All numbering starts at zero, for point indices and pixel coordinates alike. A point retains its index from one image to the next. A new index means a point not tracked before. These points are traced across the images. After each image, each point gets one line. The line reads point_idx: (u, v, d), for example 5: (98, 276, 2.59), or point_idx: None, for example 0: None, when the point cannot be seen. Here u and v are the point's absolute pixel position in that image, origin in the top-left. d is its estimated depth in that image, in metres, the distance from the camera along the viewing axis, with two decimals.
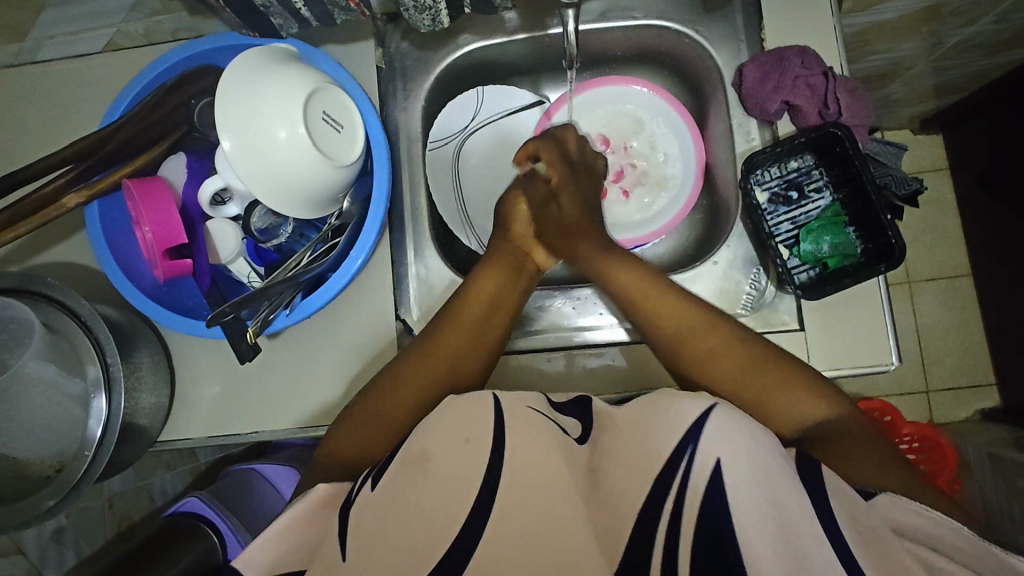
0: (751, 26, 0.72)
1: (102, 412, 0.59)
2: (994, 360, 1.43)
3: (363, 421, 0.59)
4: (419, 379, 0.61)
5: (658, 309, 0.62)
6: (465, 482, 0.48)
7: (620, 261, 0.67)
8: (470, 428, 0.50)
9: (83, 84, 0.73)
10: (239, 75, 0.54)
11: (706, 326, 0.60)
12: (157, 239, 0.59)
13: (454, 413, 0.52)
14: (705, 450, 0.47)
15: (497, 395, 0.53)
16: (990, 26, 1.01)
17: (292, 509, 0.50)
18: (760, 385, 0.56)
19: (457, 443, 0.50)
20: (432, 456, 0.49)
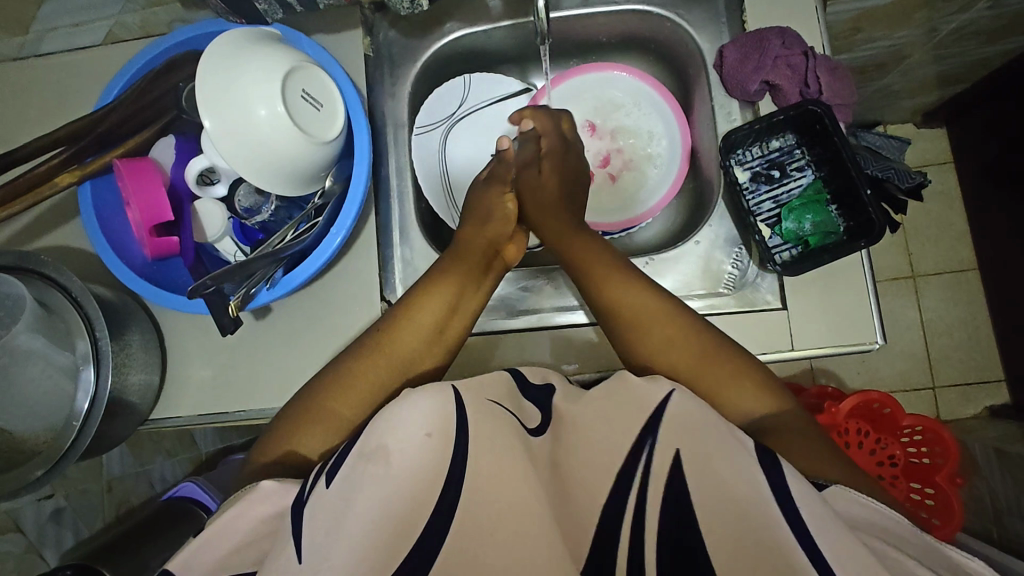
0: (732, 10, 0.73)
1: (90, 386, 0.61)
2: (1002, 356, 1.40)
3: (328, 407, 0.61)
4: (380, 369, 0.63)
5: (623, 294, 0.64)
6: (426, 483, 0.48)
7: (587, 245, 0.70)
8: (433, 423, 0.50)
9: (81, 74, 0.76)
10: (219, 54, 0.56)
11: (663, 321, 0.62)
12: (144, 218, 0.61)
13: (412, 406, 0.50)
14: (659, 442, 0.50)
15: (457, 387, 0.53)
16: (985, 12, 1.00)
17: (239, 505, 0.51)
18: (709, 379, 0.59)
19: (416, 438, 0.49)
20: (390, 454, 0.49)
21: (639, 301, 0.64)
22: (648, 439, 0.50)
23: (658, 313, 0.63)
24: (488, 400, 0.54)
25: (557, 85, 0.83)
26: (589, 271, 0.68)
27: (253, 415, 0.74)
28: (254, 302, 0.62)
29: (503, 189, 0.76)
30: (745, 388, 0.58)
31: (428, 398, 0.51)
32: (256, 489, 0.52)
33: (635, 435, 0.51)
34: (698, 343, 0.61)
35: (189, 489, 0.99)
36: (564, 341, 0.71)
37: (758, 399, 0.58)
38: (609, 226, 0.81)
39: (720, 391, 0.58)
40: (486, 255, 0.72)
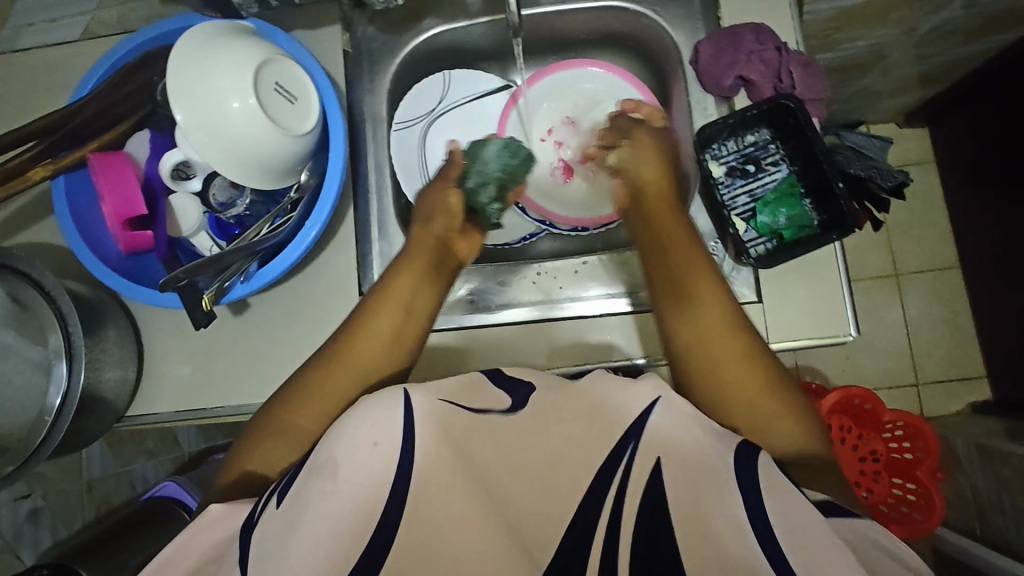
0: (708, 6, 0.74)
1: (63, 380, 0.60)
2: (983, 353, 1.42)
3: (290, 423, 0.60)
4: (340, 377, 0.62)
5: (698, 296, 0.62)
6: (369, 496, 0.48)
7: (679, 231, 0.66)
8: (379, 431, 0.49)
9: (58, 71, 0.75)
10: (191, 46, 0.56)
11: (731, 335, 0.60)
12: (116, 212, 0.61)
13: (362, 412, 0.50)
14: (641, 447, 0.51)
15: (407, 389, 0.51)
16: (961, 12, 1.02)
17: (189, 531, 0.50)
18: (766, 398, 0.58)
19: (366, 449, 0.48)
20: (340, 465, 0.48)
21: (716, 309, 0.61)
22: (630, 443, 0.51)
23: (743, 336, 0.60)
24: (438, 397, 0.52)
25: (532, 84, 0.84)
26: (685, 273, 0.63)
27: (234, 412, 0.73)
28: (228, 296, 0.62)
29: (444, 187, 0.71)
30: (792, 418, 0.58)
31: (382, 407, 0.50)
32: (205, 512, 0.51)
33: (618, 438, 0.51)
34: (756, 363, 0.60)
35: (169, 489, 0.98)
36: (548, 336, 0.71)
37: (799, 435, 0.58)
38: (588, 221, 0.82)
39: (770, 413, 0.58)
40: (440, 254, 0.69)
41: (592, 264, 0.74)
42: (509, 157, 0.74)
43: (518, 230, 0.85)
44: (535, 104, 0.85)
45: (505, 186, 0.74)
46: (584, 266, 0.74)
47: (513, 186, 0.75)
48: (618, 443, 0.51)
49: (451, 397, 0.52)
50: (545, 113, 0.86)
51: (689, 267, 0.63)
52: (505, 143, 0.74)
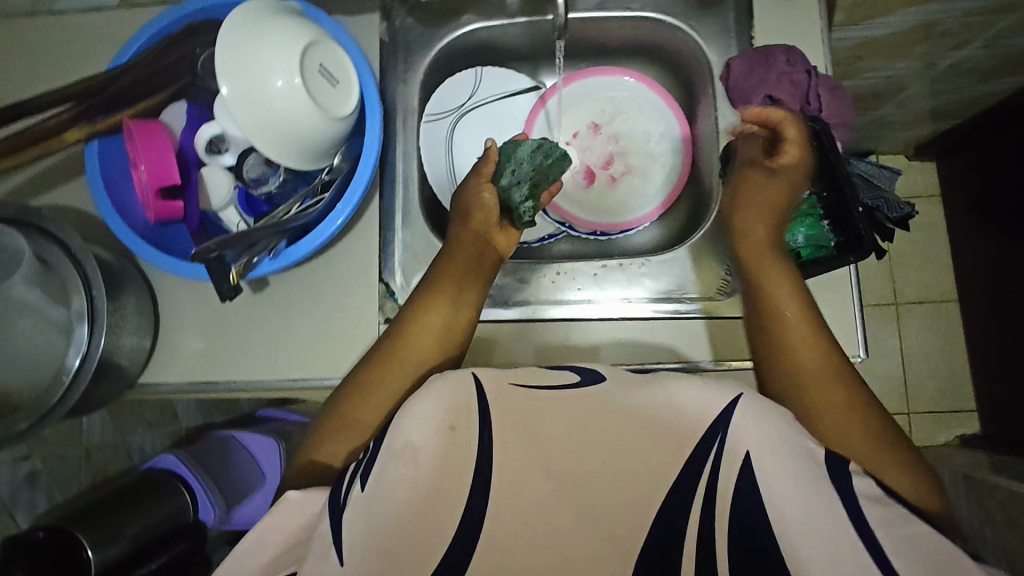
0: (742, 24, 0.75)
1: (83, 342, 0.61)
2: (975, 387, 1.44)
3: (347, 415, 0.61)
4: (399, 370, 0.63)
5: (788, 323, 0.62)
6: (457, 471, 0.54)
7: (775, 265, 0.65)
8: (456, 417, 0.53)
9: (95, 37, 0.76)
10: (239, 20, 0.57)
11: (821, 360, 0.60)
12: (150, 178, 0.61)
13: (433, 396, 0.52)
14: (731, 438, 0.51)
15: (475, 373, 0.54)
16: (980, 50, 1.04)
17: (268, 517, 0.51)
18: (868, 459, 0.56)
19: (443, 431, 0.53)
20: (420, 452, 0.52)
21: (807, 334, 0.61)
22: (718, 433, 0.52)
23: (835, 361, 0.60)
24: (508, 382, 0.54)
25: (569, 83, 0.85)
26: (790, 338, 0.61)
27: (253, 388, 0.73)
28: (255, 271, 0.62)
29: (478, 181, 0.72)
30: (899, 473, 0.55)
31: (449, 393, 0.53)
32: (284, 499, 0.51)
33: (705, 430, 0.52)
34: (846, 388, 0.59)
35: (168, 463, 1.00)
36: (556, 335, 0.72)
37: (906, 475, 0.55)
38: (608, 226, 0.83)
39: (877, 471, 0.55)
40: (480, 247, 0.70)
41: (614, 268, 0.75)
42: (542, 157, 0.75)
43: (536, 231, 0.85)
44: (563, 108, 0.86)
45: (537, 185, 0.75)
46: (605, 270, 0.75)
47: (546, 185, 0.76)
48: (707, 432, 0.52)
49: (516, 378, 0.54)
50: (572, 116, 0.86)
51: (778, 293, 0.63)
52: (539, 143, 0.75)
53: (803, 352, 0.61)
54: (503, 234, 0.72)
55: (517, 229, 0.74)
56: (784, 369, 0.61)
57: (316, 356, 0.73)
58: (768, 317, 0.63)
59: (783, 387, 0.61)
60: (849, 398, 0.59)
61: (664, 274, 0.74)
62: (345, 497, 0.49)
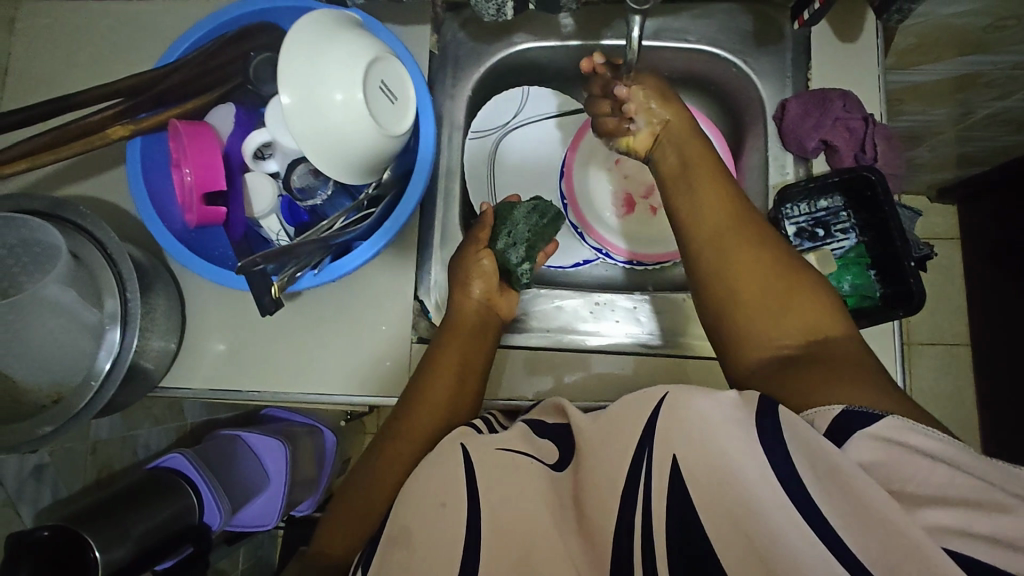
0: (799, 65, 0.75)
1: (115, 345, 0.59)
2: (983, 435, 1.39)
3: (350, 504, 0.59)
4: (401, 453, 0.60)
5: (694, 227, 0.61)
6: (449, 550, 0.47)
7: (691, 177, 0.64)
8: (446, 491, 0.49)
9: (143, 28, 0.74)
10: (304, 31, 0.55)
11: (732, 253, 0.58)
12: (195, 182, 0.60)
13: (429, 476, 0.51)
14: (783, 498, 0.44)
15: (463, 446, 0.52)
16: (1021, 103, 1.04)
17: None
18: (775, 290, 0.56)
19: (433, 509, 0.49)
20: (413, 533, 0.48)
21: (713, 227, 0.60)
22: (645, 452, 0.47)
23: (748, 249, 0.58)
24: (496, 449, 0.52)
25: None
26: (696, 241, 0.60)
27: (281, 400, 0.72)
28: (297, 285, 0.61)
29: (477, 248, 0.70)
30: (806, 307, 0.55)
31: (440, 466, 0.51)
32: None
33: (630, 454, 0.48)
34: (761, 276, 0.56)
35: (176, 462, 0.99)
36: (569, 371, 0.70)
37: (798, 329, 0.54)
38: (642, 255, 0.81)
39: (782, 307, 0.55)
40: (481, 317, 0.68)
41: (649, 303, 0.74)
42: (537, 218, 0.73)
43: (572, 256, 0.84)
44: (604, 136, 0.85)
45: (534, 246, 0.73)
46: (641, 306, 0.74)
47: (541, 246, 0.74)
48: (631, 458, 0.48)
49: (507, 446, 0.53)
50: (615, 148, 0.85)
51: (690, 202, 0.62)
52: (532, 204, 0.74)
53: (717, 216, 0.60)
54: (505, 297, 0.71)
55: (512, 297, 0.72)
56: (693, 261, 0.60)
57: (346, 372, 0.71)
58: (689, 178, 0.63)
59: (705, 241, 0.60)
60: (758, 239, 0.58)
61: (674, 314, 0.73)
62: None
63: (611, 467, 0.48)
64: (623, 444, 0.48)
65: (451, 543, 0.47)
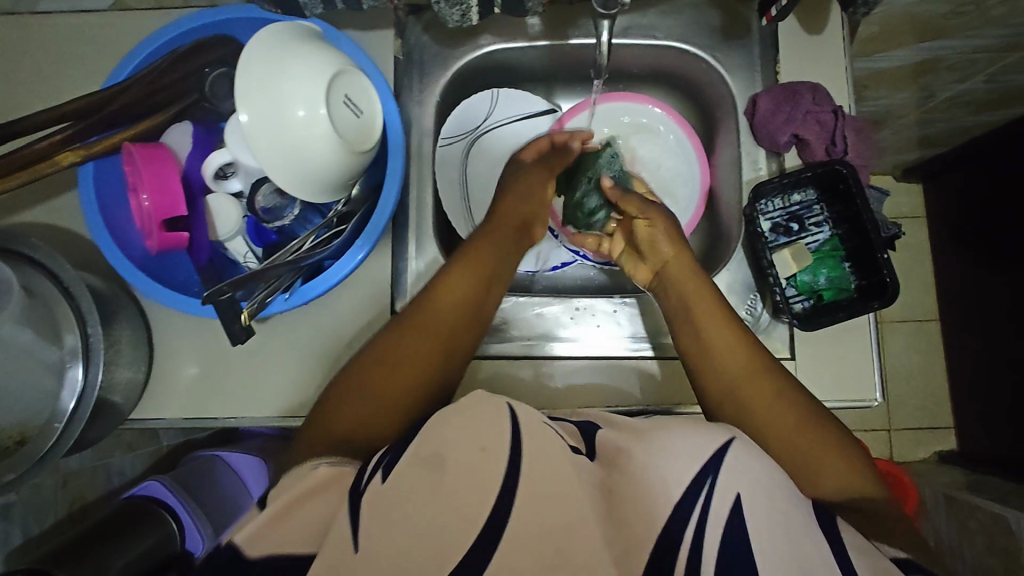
0: (767, 58, 0.74)
1: (77, 383, 0.57)
2: (953, 407, 1.41)
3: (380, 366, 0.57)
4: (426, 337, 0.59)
5: (722, 355, 0.58)
6: (477, 499, 0.42)
7: (707, 309, 0.61)
8: (486, 435, 0.44)
9: (88, 42, 0.70)
10: (259, 46, 0.53)
11: (762, 386, 0.56)
12: (154, 209, 0.58)
13: (466, 418, 0.45)
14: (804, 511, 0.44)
15: (514, 404, 0.47)
16: (981, 84, 1.05)
17: (299, 502, 0.44)
18: (805, 452, 0.53)
19: (469, 455, 0.43)
20: (447, 469, 0.43)
21: (738, 358, 0.58)
22: (709, 476, 0.43)
23: (772, 381, 0.56)
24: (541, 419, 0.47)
25: (607, 101, 0.82)
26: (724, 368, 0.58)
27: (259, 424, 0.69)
28: (267, 311, 0.59)
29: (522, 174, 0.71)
30: (838, 461, 0.52)
31: (489, 418, 0.45)
32: (310, 472, 0.46)
33: (696, 469, 0.43)
34: (791, 413, 0.54)
35: (154, 490, 0.95)
36: (550, 375, 0.70)
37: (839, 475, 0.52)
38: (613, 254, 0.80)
39: (813, 468, 0.52)
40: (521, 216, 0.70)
41: (632, 304, 0.74)
42: (617, 162, 0.77)
43: (550, 259, 0.82)
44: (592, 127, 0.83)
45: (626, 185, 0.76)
46: (623, 308, 0.74)
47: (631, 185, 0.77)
48: (693, 477, 0.43)
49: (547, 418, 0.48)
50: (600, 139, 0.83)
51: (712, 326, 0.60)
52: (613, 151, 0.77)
53: (736, 369, 0.57)
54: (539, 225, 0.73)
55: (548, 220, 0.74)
56: (718, 381, 0.57)
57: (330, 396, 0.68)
58: (700, 322, 0.61)
59: (722, 389, 0.57)
60: (778, 392, 0.55)
61: (657, 316, 0.73)
62: (362, 484, 0.43)
63: (666, 484, 0.43)
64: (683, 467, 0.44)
65: (482, 486, 0.42)
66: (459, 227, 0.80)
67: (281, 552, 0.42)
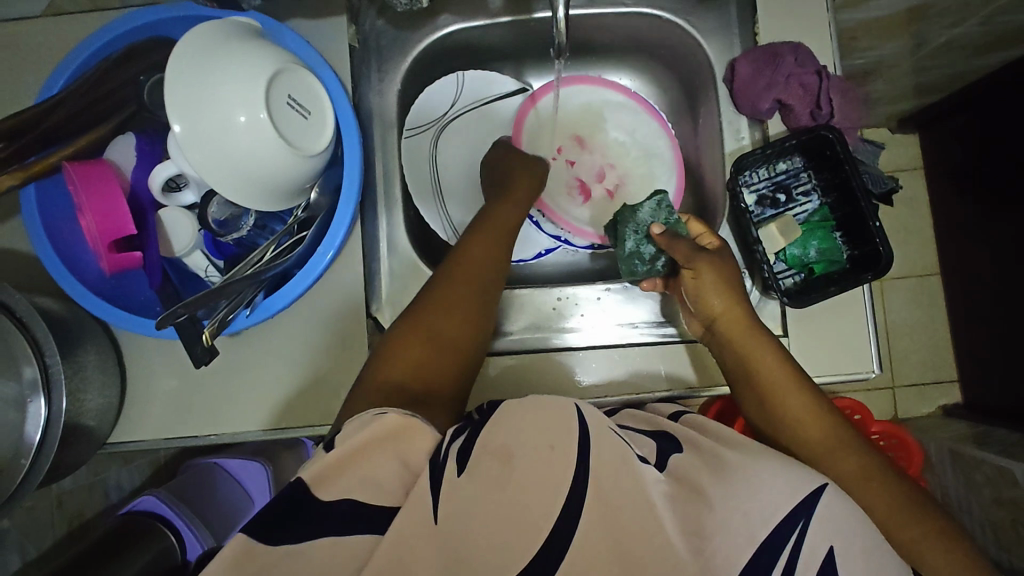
0: (745, 18, 0.69)
1: (42, 416, 0.55)
2: (957, 360, 1.39)
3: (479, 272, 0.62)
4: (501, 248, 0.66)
5: (800, 420, 0.54)
6: (533, 510, 0.41)
7: (770, 362, 0.57)
8: (553, 433, 0.43)
9: (20, 51, 0.65)
10: (190, 50, 0.49)
11: (843, 450, 0.52)
12: (101, 230, 0.55)
13: (531, 415, 0.45)
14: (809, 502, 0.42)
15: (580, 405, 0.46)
16: (976, 28, 0.99)
17: (378, 452, 0.44)
18: (900, 536, 0.50)
19: (538, 450, 0.43)
20: (515, 459, 0.42)
21: (813, 420, 0.54)
22: (798, 518, 0.41)
23: (853, 442, 0.53)
24: (608, 426, 0.46)
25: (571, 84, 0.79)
26: (802, 430, 0.54)
27: (267, 437, 0.66)
28: (230, 328, 0.57)
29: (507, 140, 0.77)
30: (933, 523, 0.50)
31: (547, 415, 0.44)
32: (383, 419, 0.45)
33: (784, 514, 0.41)
34: (880, 474, 0.52)
35: (149, 504, 0.94)
36: (542, 364, 0.66)
37: (944, 537, 0.50)
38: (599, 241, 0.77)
39: (915, 537, 0.50)
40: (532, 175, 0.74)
41: (617, 291, 0.71)
42: (667, 212, 0.68)
43: (532, 247, 0.80)
44: (558, 114, 0.80)
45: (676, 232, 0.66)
46: (608, 295, 0.71)
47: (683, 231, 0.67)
48: (750, 504, 0.41)
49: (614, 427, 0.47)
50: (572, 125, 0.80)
51: (782, 385, 0.56)
52: (658, 198, 0.69)
53: (817, 441, 0.53)
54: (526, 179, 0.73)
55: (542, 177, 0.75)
56: (795, 438, 0.54)
57: (308, 404, 0.65)
58: (767, 387, 0.56)
59: (801, 451, 0.54)
60: (863, 463, 0.52)
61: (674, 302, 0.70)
62: (444, 454, 0.43)
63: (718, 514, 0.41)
64: (773, 497, 0.41)
65: (549, 486, 0.42)
66: (434, 216, 0.77)
67: (349, 498, 0.42)
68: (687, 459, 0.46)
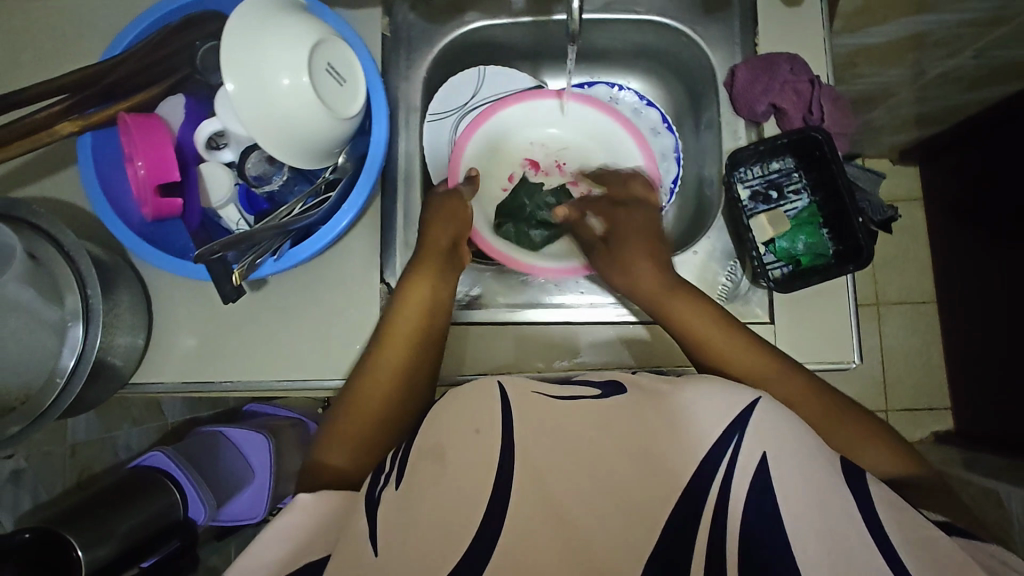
0: (747, 30, 0.75)
1: (78, 343, 0.59)
2: (951, 387, 1.41)
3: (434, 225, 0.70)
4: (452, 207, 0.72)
5: (727, 351, 0.63)
6: (483, 462, 0.50)
7: (689, 314, 0.65)
8: (479, 418, 0.51)
9: (85, 21, 0.72)
10: (245, 18, 0.55)
11: (770, 371, 0.61)
12: (148, 175, 0.60)
13: (459, 404, 0.53)
14: (747, 441, 0.48)
15: (501, 384, 0.54)
16: (970, 60, 1.05)
17: (304, 525, 0.50)
18: (832, 439, 0.58)
19: (468, 435, 0.51)
20: (446, 451, 0.50)
21: (740, 351, 0.63)
22: (733, 433, 0.49)
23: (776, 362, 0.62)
24: (533, 392, 0.54)
25: (505, 107, 0.82)
26: (730, 361, 0.63)
27: (280, 387, 0.71)
28: (258, 272, 0.62)
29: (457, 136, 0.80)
30: (849, 421, 0.59)
31: (480, 397, 0.53)
32: (296, 505, 0.51)
33: (718, 431, 0.49)
34: (799, 386, 0.61)
35: (156, 460, 0.97)
36: (533, 337, 0.71)
37: (861, 430, 0.59)
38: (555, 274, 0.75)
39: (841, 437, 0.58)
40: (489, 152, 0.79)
41: None
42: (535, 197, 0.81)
43: None
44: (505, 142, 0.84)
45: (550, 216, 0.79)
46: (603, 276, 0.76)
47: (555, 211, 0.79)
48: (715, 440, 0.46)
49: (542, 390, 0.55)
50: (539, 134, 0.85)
51: (706, 332, 0.64)
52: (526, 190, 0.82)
53: (746, 368, 0.62)
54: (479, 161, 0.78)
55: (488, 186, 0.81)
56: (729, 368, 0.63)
57: (322, 357, 0.71)
58: (694, 337, 0.64)
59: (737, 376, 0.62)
60: (791, 378, 0.61)
61: None
62: (378, 493, 0.50)
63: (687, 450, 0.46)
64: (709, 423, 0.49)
65: (480, 469, 0.50)
66: None
67: (303, 562, 0.47)
68: (666, 409, 0.51)
